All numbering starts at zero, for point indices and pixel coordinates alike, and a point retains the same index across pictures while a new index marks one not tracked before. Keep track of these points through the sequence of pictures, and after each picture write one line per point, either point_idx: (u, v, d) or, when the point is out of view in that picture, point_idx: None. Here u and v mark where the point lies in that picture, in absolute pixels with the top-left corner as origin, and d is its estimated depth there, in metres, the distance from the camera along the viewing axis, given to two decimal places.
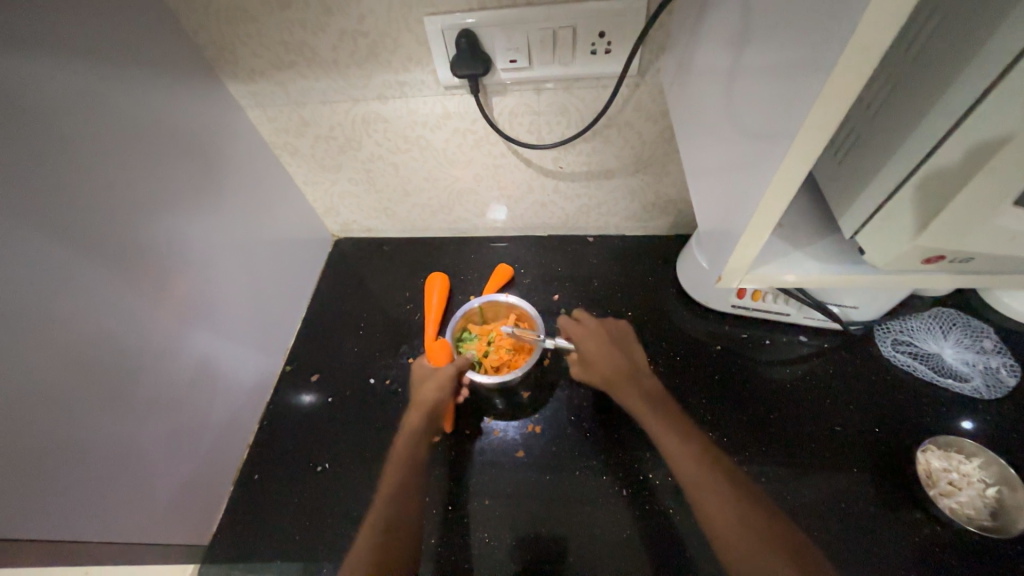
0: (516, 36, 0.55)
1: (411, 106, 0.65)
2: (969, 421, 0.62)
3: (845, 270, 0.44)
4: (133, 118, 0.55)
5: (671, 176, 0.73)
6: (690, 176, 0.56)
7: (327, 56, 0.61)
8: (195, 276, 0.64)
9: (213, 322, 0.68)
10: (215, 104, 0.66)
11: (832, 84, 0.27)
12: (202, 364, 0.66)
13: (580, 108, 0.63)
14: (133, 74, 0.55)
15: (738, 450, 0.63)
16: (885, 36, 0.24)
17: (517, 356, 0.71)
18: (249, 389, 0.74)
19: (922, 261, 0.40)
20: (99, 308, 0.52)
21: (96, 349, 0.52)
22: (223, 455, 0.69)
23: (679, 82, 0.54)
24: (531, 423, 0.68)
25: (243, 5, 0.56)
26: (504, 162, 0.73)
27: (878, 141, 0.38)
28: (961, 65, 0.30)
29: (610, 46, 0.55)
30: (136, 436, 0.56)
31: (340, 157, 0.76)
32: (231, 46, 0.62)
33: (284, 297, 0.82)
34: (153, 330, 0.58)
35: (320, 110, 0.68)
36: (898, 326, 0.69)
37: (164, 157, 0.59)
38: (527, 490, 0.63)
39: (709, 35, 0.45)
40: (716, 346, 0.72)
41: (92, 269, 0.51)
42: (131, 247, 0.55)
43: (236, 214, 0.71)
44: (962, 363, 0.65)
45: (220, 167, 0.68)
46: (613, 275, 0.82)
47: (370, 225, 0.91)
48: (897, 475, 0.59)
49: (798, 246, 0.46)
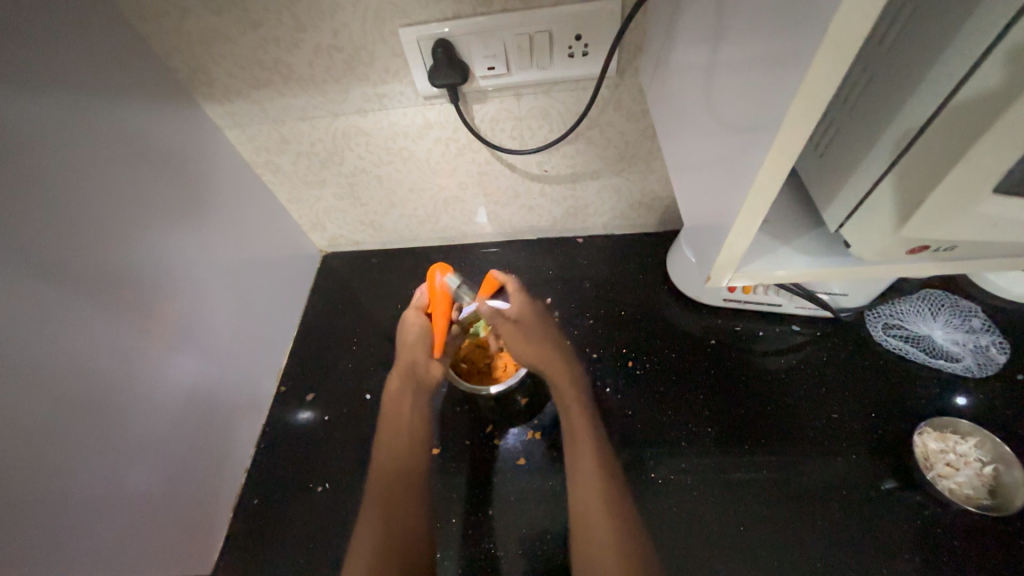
0: (493, 43, 0.55)
1: (392, 117, 0.65)
2: (962, 398, 0.63)
3: (834, 262, 0.44)
4: (106, 145, 0.54)
5: (656, 173, 0.73)
6: (674, 174, 0.56)
7: (303, 72, 0.60)
8: (180, 302, 0.63)
9: (202, 348, 0.67)
10: (191, 126, 0.65)
11: (809, 84, 0.27)
12: (194, 391, 0.65)
13: (561, 112, 0.63)
14: (104, 99, 0.54)
15: (738, 444, 0.63)
16: (859, 33, 0.24)
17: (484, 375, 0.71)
18: (245, 412, 0.73)
19: (908, 250, 0.40)
20: (85, 344, 0.51)
21: (84, 385, 0.50)
22: (220, 482, 0.68)
23: (658, 80, 0.54)
24: (530, 430, 0.68)
25: (214, 26, 0.55)
26: (488, 169, 0.73)
27: (858, 133, 0.38)
28: (935, 57, 0.30)
29: (588, 49, 0.55)
30: (130, 470, 0.55)
31: (323, 173, 0.75)
32: (204, 67, 0.60)
33: (273, 317, 0.81)
34: (141, 362, 0.57)
35: (300, 127, 0.67)
36: (888, 309, 0.70)
37: (142, 184, 0.58)
38: (530, 498, 0.63)
39: (685, 33, 0.45)
40: (710, 340, 0.72)
41: (75, 305, 0.50)
42: (114, 278, 0.54)
43: (219, 235, 0.70)
44: (953, 342, 0.66)
45: (200, 189, 0.67)
46: (604, 274, 0.82)
47: (358, 238, 0.90)
48: (896, 459, 0.60)
49: (784, 240, 0.46)
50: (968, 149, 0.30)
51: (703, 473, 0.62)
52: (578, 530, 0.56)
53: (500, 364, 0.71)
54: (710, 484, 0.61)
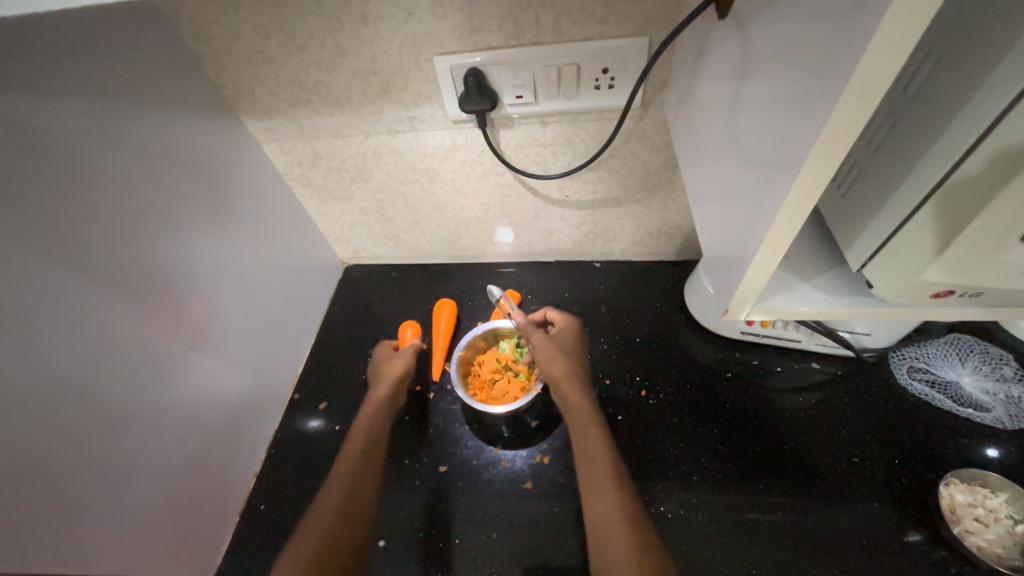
0: (522, 73, 0.57)
1: (421, 139, 0.67)
2: (991, 448, 0.60)
3: (854, 303, 0.43)
4: (148, 154, 0.57)
5: (677, 203, 0.74)
6: (696, 205, 0.57)
7: (340, 93, 0.63)
8: (204, 305, 0.65)
9: (221, 349, 0.68)
10: (231, 139, 0.68)
11: (832, 129, 0.27)
12: (210, 391, 0.66)
13: (585, 140, 0.65)
14: (154, 113, 0.58)
15: (752, 481, 0.61)
16: (881, 82, 0.24)
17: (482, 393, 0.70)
18: (259, 415, 0.75)
19: (934, 295, 0.39)
20: (111, 338, 0.53)
21: (106, 379, 0.52)
22: (229, 486, 0.68)
23: (682, 114, 0.55)
24: (537, 453, 0.67)
25: (262, 49, 0.59)
26: (511, 192, 0.74)
27: (883, 174, 0.38)
28: (962, 106, 0.30)
29: (614, 82, 0.57)
30: (143, 466, 0.56)
31: (351, 188, 0.78)
32: (250, 86, 0.64)
33: (293, 326, 0.83)
34: (161, 360, 0.59)
35: (333, 144, 0.70)
36: (913, 351, 0.68)
37: (177, 190, 0.61)
38: (535, 523, 0.62)
39: (711, 70, 0.46)
40: (726, 373, 0.71)
41: (105, 301, 0.52)
42: (143, 276, 0.56)
43: (247, 242, 0.73)
44: (982, 391, 0.63)
45: (233, 199, 0.70)
46: (620, 300, 0.82)
47: (380, 252, 0.93)
48: (918, 508, 0.57)
49: (805, 277, 0.46)
50: (996, 193, 0.30)
51: (715, 509, 0.60)
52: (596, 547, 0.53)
53: (505, 392, 0.68)
54: (719, 521, 0.59)
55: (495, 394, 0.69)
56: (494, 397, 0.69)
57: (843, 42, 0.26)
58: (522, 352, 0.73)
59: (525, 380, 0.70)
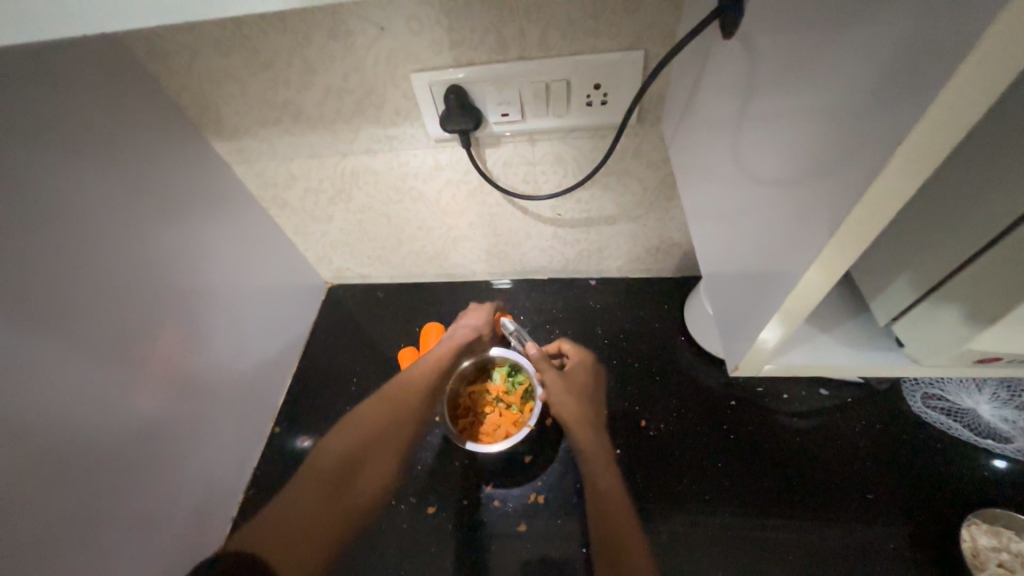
0: (509, 90, 0.52)
1: (403, 158, 0.63)
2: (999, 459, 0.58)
3: (884, 360, 0.40)
4: (105, 185, 0.52)
5: (675, 220, 0.70)
6: (698, 231, 0.53)
7: (313, 112, 0.58)
8: (176, 343, 0.60)
9: (194, 387, 0.64)
10: (198, 161, 0.63)
11: (879, 187, 0.23)
12: (183, 435, 0.62)
13: (577, 158, 0.60)
14: (107, 138, 0.53)
15: (762, 522, 0.58)
16: (945, 136, 0.20)
17: (473, 429, 0.66)
18: (237, 454, 0.70)
19: (977, 360, 0.36)
20: (66, 391, 0.48)
21: (62, 437, 0.47)
22: (202, 531, 0.64)
23: (682, 132, 0.51)
24: (532, 492, 0.63)
25: (224, 67, 0.54)
26: (500, 211, 0.70)
27: (910, 210, 0.34)
28: (1005, 144, 0.26)
29: (607, 98, 0.53)
30: (109, 525, 0.52)
31: (330, 208, 0.74)
32: (214, 105, 0.59)
33: (272, 355, 0.78)
34: (128, 408, 0.54)
35: (309, 164, 0.66)
36: (927, 377, 0.63)
37: (139, 220, 0.56)
38: (530, 570, 0.59)
39: (714, 89, 0.42)
40: (730, 401, 0.67)
41: (60, 352, 0.47)
42: (104, 319, 0.51)
43: (219, 269, 0.68)
44: (1002, 420, 0.59)
45: (203, 226, 0.65)
46: (617, 321, 0.78)
47: (365, 272, 0.88)
48: (937, 550, 0.54)
49: (820, 320, 0.42)
50: None
51: (722, 554, 0.57)
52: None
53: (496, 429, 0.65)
54: (726, 565, 0.56)
55: (486, 431, 0.65)
56: (486, 433, 0.65)
57: (886, 82, 0.21)
58: (514, 382, 0.68)
59: (519, 414, 0.66)
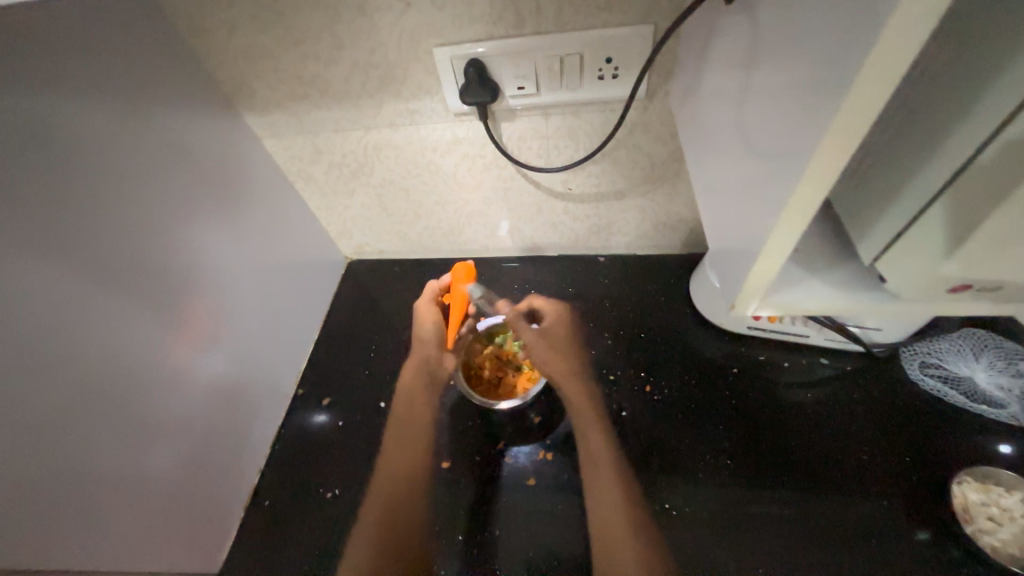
0: (524, 64, 0.56)
1: (422, 132, 0.66)
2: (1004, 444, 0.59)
3: (867, 298, 0.42)
4: (147, 151, 0.57)
5: (682, 195, 0.72)
6: (702, 198, 0.56)
7: (339, 86, 0.62)
8: (207, 302, 0.65)
9: (224, 344, 0.68)
10: (231, 135, 0.68)
11: (850, 121, 0.26)
12: (214, 388, 0.66)
13: (588, 132, 0.63)
14: (150, 109, 0.57)
15: (761, 479, 0.61)
16: (896, 65, 0.23)
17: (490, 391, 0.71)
18: (264, 411, 0.75)
19: (949, 290, 0.38)
20: (113, 334, 0.52)
21: (110, 376, 0.52)
22: (234, 480, 0.69)
23: (688, 103, 0.53)
24: (541, 450, 0.67)
25: (259, 43, 0.58)
26: (513, 186, 0.74)
27: (896, 163, 0.37)
28: (976, 92, 0.29)
29: (618, 71, 0.56)
30: (146, 460, 0.56)
31: (352, 183, 0.77)
32: (248, 81, 0.63)
33: (295, 323, 0.82)
34: (165, 356, 0.59)
35: (334, 139, 0.70)
36: (925, 347, 0.66)
37: (177, 186, 0.60)
38: (538, 518, 0.62)
39: (718, 58, 0.45)
40: (733, 369, 0.70)
41: (111, 299, 0.52)
42: (145, 272, 0.56)
43: (249, 238, 0.73)
44: (996, 387, 0.62)
45: (234, 197, 0.70)
46: (624, 295, 0.81)
47: (383, 248, 0.92)
48: (930, 507, 0.56)
49: (813, 271, 0.45)
50: (1003, 186, 0.29)
51: (721, 507, 0.59)
52: (599, 551, 0.58)
53: (513, 388, 0.70)
54: (725, 516, 0.59)
55: (504, 391, 0.70)
56: (504, 393, 0.71)
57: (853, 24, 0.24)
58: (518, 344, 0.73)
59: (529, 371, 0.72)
